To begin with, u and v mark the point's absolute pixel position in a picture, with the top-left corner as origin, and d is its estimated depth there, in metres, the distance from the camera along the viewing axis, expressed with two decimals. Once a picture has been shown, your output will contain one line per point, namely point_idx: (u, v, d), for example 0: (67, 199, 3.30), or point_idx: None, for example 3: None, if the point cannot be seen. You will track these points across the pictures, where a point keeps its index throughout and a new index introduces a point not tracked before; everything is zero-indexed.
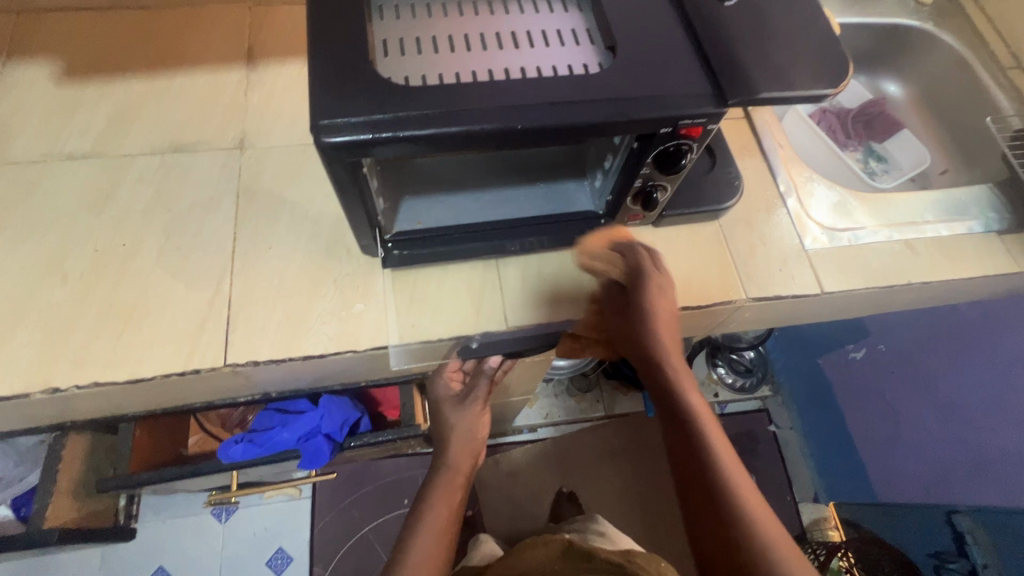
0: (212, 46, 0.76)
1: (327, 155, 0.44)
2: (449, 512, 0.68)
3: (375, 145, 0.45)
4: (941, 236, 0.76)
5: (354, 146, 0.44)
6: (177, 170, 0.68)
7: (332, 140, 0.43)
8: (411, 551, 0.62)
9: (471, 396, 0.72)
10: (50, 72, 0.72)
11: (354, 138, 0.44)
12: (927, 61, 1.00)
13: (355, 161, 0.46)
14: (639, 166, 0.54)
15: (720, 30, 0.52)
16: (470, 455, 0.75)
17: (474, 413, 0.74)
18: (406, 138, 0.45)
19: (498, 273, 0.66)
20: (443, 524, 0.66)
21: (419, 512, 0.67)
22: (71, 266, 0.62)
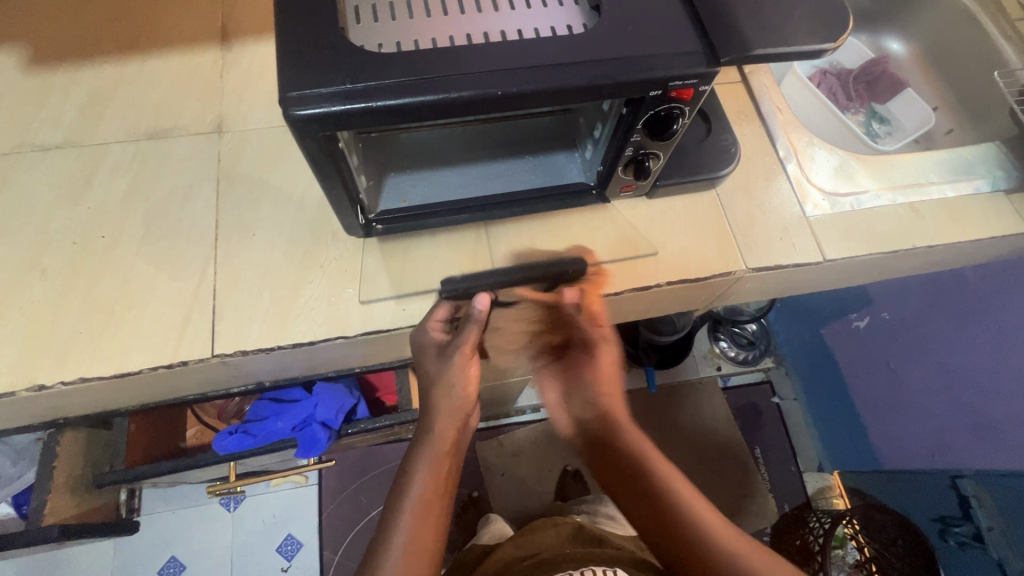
0: (185, 27, 0.73)
1: (299, 130, 0.42)
2: (438, 487, 0.56)
3: (347, 118, 0.43)
4: (947, 198, 0.73)
5: (325, 119, 0.42)
6: (155, 157, 0.66)
7: (302, 113, 0.41)
8: (392, 538, 0.52)
9: (454, 345, 0.58)
10: (17, 60, 0.69)
11: (324, 110, 0.41)
12: (931, 14, 0.96)
13: (329, 136, 0.44)
14: (630, 132, 0.52)
15: None
16: (465, 412, 0.61)
17: (459, 364, 0.58)
18: (380, 109, 0.42)
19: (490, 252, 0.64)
20: (427, 505, 0.54)
21: (400, 487, 0.56)
22: (50, 260, 0.60)
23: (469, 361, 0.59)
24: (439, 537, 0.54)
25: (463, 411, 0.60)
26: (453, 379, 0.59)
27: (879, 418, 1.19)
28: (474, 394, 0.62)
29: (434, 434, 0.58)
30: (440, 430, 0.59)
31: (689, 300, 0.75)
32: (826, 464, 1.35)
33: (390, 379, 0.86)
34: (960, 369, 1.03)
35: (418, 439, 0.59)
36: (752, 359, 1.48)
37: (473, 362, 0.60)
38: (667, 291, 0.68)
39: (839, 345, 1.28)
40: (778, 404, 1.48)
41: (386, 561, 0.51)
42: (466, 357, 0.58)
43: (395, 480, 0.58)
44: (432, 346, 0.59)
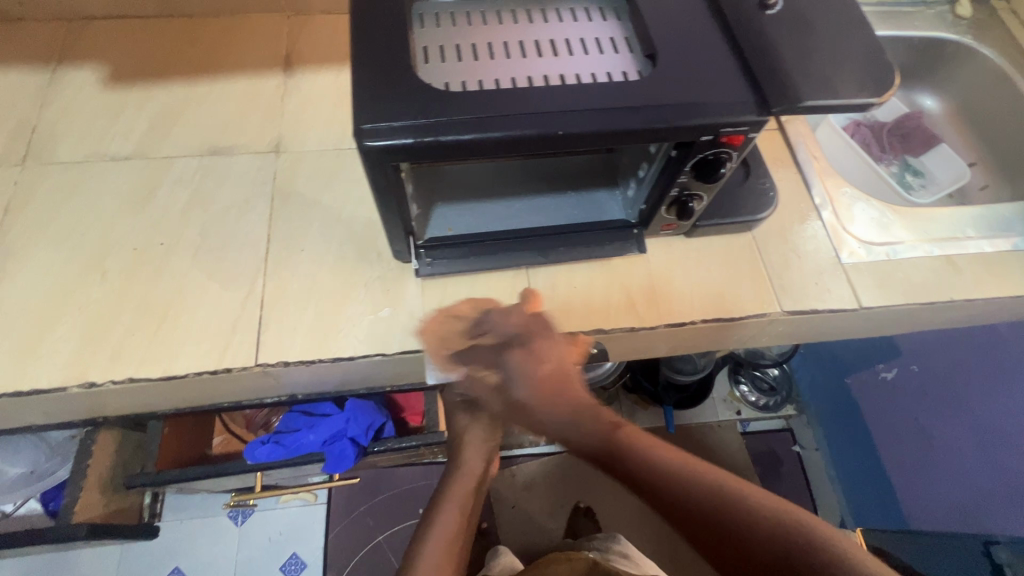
0: (251, 54, 0.78)
1: (369, 160, 0.45)
2: (461, 517, 0.62)
3: (414, 150, 0.45)
4: (984, 253, 0.73)
5: (394, 150, 0.45)
6: (216, 172, 0.69)
7: (374, 143, 0.44)
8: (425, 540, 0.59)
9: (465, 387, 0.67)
10: (96, 78, 0.75)
11: (394, 142, 0.44)
12: (965, 73, 0.98)
13: (395, 166, 0.47)
14: (677, 173, 0.54)
15: (762, 38, 0.51)
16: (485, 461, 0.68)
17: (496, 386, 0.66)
18: (446, 144, 0.45)
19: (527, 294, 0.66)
20: (454, 531, 0.60)
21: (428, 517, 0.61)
22: (111, 264, 0.63)
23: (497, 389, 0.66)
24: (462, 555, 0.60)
25: (482, 455, 0.68)
26: (483, 434, 0.68)
27: (907, 475, 1.16)
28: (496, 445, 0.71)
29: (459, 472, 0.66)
30: (469, 468, 0.67)
31: (721, 340, 0.74)
32: (849, 520, 1.30)
33: (417, 400, 0.86)
34: (997, 430, 1.03)
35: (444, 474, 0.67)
36: (773, 405, 1.46)
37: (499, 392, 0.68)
38: (700, 329, 0.68)
39: (866, 397, 1.26)
40: (799, 452, 1.46)
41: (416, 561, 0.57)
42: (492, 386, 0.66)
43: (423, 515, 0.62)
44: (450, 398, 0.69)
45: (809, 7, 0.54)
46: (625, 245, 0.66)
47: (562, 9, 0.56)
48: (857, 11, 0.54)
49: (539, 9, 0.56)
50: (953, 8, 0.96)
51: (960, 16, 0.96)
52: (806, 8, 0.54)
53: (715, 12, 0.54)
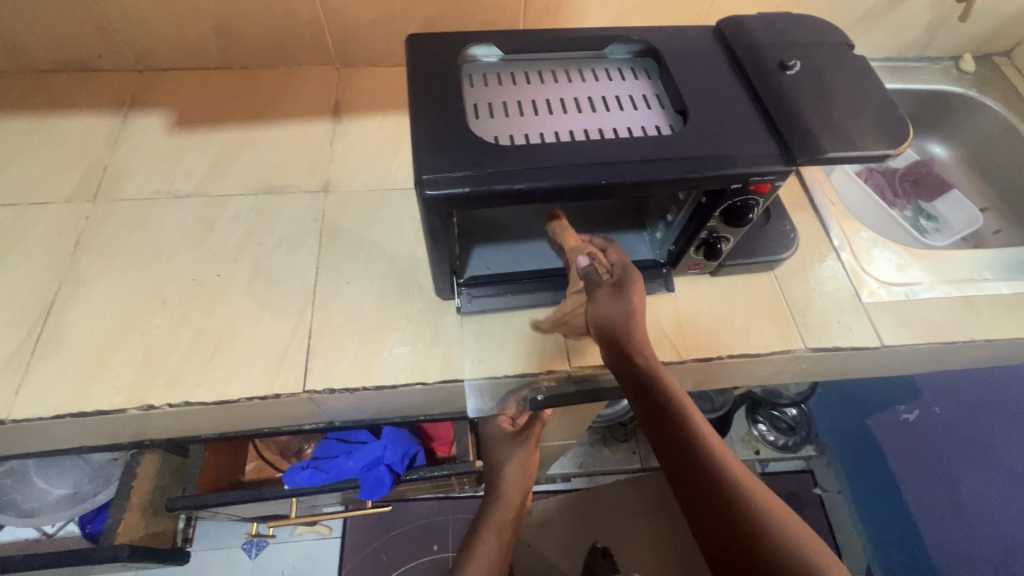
0: (304, 102, 0.85)
1: (428, 207, 0.49)
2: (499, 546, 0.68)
3: (469, 198, 0.49)
4: (1002, 294, 0.75)
5: (451, 198, 0.49)
6: (269, 210, 0.75)
7: (434, 193, 0.48)
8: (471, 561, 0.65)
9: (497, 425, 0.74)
10: (163, 122, 0.81)
11: (453, 191, 0.48)
12: (972, 124, 1.03)
13: (449, 213, 0.51)
14: (707, 218, 0.58)
15: (784, 96, 0.56)
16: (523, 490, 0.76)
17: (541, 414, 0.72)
18: (499, 192, 0.49)
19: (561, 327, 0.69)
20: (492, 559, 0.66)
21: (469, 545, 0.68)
22: (171, 293, 0.67)
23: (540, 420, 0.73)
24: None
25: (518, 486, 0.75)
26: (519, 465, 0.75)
27: (934, 519, 1.14)
28: (528, 482, 0.77)
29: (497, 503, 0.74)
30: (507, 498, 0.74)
31: (746, 376, 0.76)
32: (874, 567, 1.29)
33: (445, 431, 0.88)
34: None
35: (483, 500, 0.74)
36: (793, 446, 1.45)
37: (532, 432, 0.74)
38: (727, 364, 0.70)
39: (887, 438, 1.26)
40: (820, 495, 1.44)
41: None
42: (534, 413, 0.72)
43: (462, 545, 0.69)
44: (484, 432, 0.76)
45: (827, 67, 0.59)
46: (654, 283, 0.69)
47: (597, 69, 0.62)
48: (871, 71, 0.59)
49: (575, 69, 0.62)
50: (956, 63, 1.03)
51: (964, 72, 1.02)
52: (824, 68, 0.59)
53: (739, 74, 0.59)
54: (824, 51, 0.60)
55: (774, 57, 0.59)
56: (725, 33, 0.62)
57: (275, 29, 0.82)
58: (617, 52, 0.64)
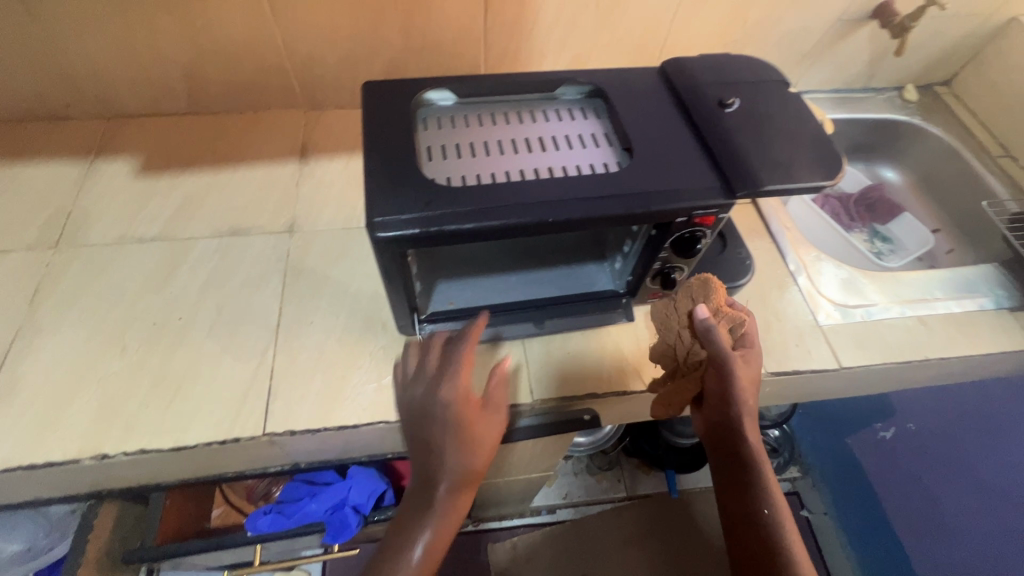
0: (272, 145, 0.87)
1: (380, 248, 0.51)
2: None
3: (420, 238, 0.51)
4: (953, 312, 0.78)
5: (402, 239, 0.50)
6: (233, 251, 0.75)
7: (385, 234, 0.50)
8: None
9: (441, 426, 0.52)
10: (131, 168, 0.82)
11: (403, 232, 0.50)
12: (918, 150, 1.08)
13: (402, 252, 0.52)
14: (658, 250, 0.60)
15: (724, 132, 0.59)
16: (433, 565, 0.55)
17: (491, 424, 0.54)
18: (449, 232, 0.51)
19: (524, 361, 0.69)
20: None
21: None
22: (131, 339, 0.67)
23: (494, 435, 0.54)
24: None
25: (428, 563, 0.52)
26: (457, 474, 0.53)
27: (917, 536, 1.15)
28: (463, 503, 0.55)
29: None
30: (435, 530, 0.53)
31: None
32: None
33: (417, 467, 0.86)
34: (998, 488, 1.05)
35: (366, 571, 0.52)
36: (777, 468, 1.43)
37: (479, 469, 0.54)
38: None
39: (867, 457, 1.27)
40: (808, 518, 1.42)
41: None
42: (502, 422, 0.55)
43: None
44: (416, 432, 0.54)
45: (764, 104, 0.62)
46: (613, 312, 0.69)
47: (547, 111, 0.65)
48: (805, 107, 0.62)
49: (527, 111, 0.65)
50: (900, 93, 1.08)
51: (907, 101, 1.07)
52: (762, 105, 0.62)
53: (682, 113, 0.62)
54: (761, 89, 0.64)
55: (715, 96, 0.63)
56: (668, 75, 0.66)
57: (243, 75, 0.85)
58: (567, 93, 0.67)
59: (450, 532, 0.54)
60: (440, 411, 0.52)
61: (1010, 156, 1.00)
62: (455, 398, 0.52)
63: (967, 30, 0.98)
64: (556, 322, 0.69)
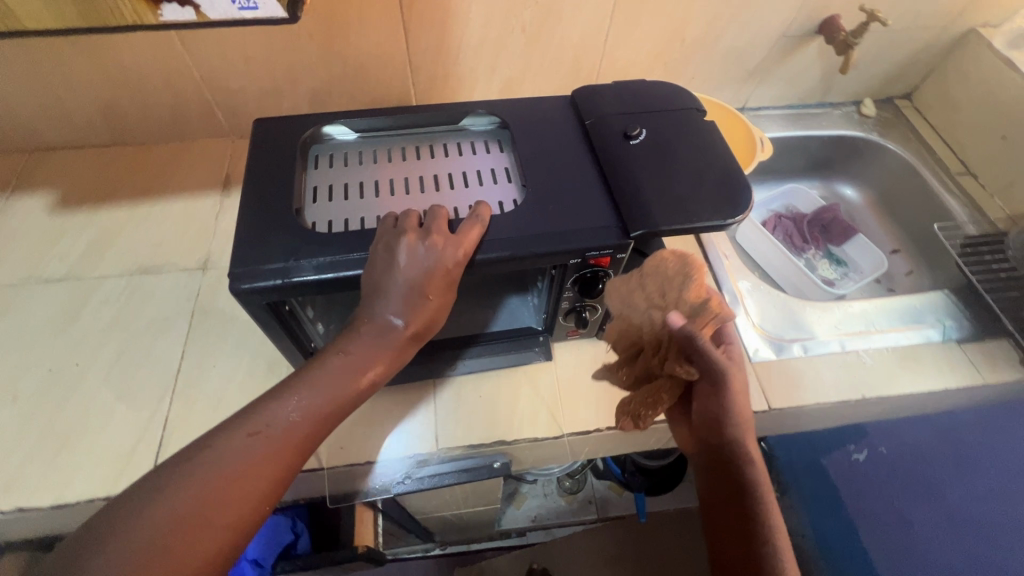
0: (194, 176, 0.85)
1: (243, 298, 0.48)
2: (228, 493, 0.39)
3: (286, 288, 0.48)
4: (895, 346, 0.74)
5: (265, 290, 0.48)
6: (141, 291, 0.73)
7: (246, 286, 0.47)
8: (164, 497, 0.37)
9: (393, 288, 0.47)
10: (47, 203, 0.81)
11: (265, 283, 0.47)
12: (878, 167, 1.04)
13: (271, 302, 0.50)
14: (561, 290, 0.57)
15: (625, 165, 0.56)
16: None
17: (341, 382, 0.45)
18: (316, 282, 0.48)
19: (434, 404, 0.67)
20: (199, 505, 0.37)
21: (178, 471, 0.39)
22: (24, 386, 0.64)
23: (339, 389, 0.45)
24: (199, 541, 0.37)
25: (193, 541, 0.37)
26: (348, 355, 0.46)
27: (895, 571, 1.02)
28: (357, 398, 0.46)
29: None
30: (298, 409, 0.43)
31: (640, 443, 0.73)
32: None
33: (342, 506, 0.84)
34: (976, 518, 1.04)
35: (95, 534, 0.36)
36: None
37: (314, 427, 0.43)
38: (610, 435, 0.67)
39: (842, 482, 1.10)
40: None
41: (144, 521, 0.36)
42: (399, 354, 0.47)
43: (172, 465, 0.39)
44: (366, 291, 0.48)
45: (674, 133, 0.59)
46: (530, 352, 0.67)
47: (450, 144, 0.62)
48: (717, 136, 0.59)
49: (428, 145, 0.62)
50: (858, 108, 1.04)
51: (865, 116, 1.03)
52: (671, 134, 0.59)
53: (588, 145, 0.59)
54: (672, 118, 0.61)
55: (621, 126, 0.60)
56: (578, 104, 0.63)
57: (162, 105, 0.83)
58: (475, 125, 0.64)
59: (263, 481, 0.40)
60: (432, 259, 0.47)
61: (972, 174, 0.95)
62: (462, 258, 0.48)
63: (924, 42, 0.94)
64: (468, 365, 0.66)
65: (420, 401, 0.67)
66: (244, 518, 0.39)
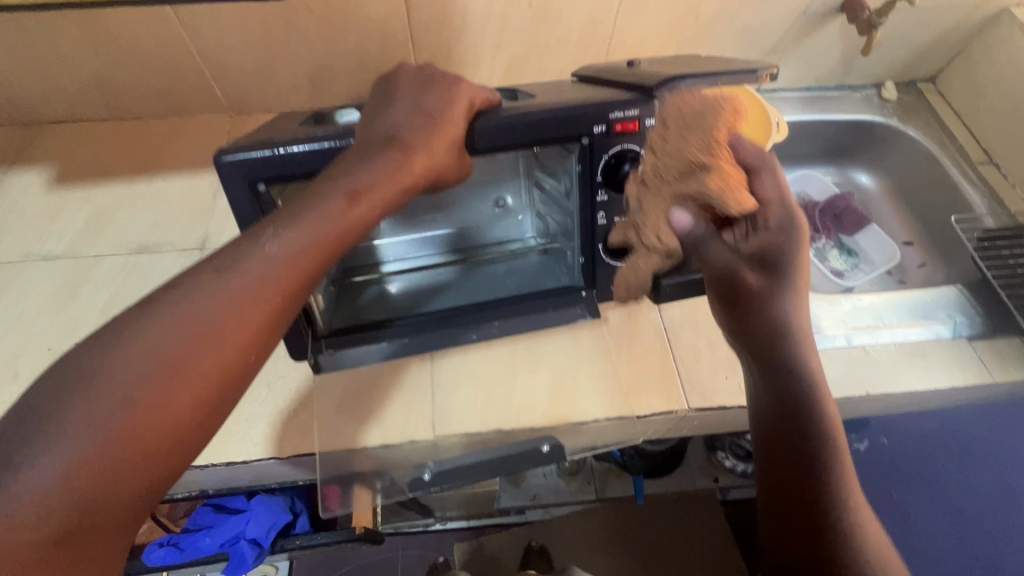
0: (192, 152, 0.83)
1: (226, 172, 0.48)
2: (189, 352, 0.34)
3: (272, 164, 0.48)
4: (902, 341, 0.73)
5: (248, 162, 0.48)
6: (139, 270, 0.72)
7: (231, 157, 0.47)
8: (122, 353, 0.33)
9: (405, 136, 0.48)
10: (44, 178, 0.80)
11: (249, 154, 0.47)
12: (895, 154, 1.00)
13: (258, 186, 0.49)
14: (591, 181, 0.58)
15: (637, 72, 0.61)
16: (147, 446, 0.32)
17: (324, 212, 0.41)
18: (301, 152, 0.48)
19: (431, 366, 0.68)
20: (158, 364, 0.33)
21: (135, 329, 0.34)
22: (23, 365, 0.64)
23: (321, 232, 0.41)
24: (158, 403, 0.33)
25: (154, 404, 0.33)
26: (347, 184, 0.43)
27: None
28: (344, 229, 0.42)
29: (32, 489, 0.29)
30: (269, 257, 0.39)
31: (636, 436, 0.71)
32: None
33: None
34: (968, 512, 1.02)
35: (42, 406, 0.32)
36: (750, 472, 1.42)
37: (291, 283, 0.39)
38: (608, 429, 0.65)
39: None
40: None
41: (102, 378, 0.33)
42: (397, 185, 0.45)
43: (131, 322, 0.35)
44: (374, 137, 0.48)
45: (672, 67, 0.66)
46: (575, 308, 0.68)
47: None
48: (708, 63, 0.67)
49: None
50: (879, 91, 1.00)
51: (886, 100, 0.99)
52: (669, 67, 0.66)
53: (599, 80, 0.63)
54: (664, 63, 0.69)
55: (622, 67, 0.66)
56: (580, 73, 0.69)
57: (157, 78, 0.80)
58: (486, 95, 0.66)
59: (231, 340, 0.36)
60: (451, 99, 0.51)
61: (994, 163, 0.92)
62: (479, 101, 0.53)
63: (952, 22, 0.89)
64: (490, 327, 0.67)
65: (419, 382, 0.67)
66: (225, 371, 0.36)
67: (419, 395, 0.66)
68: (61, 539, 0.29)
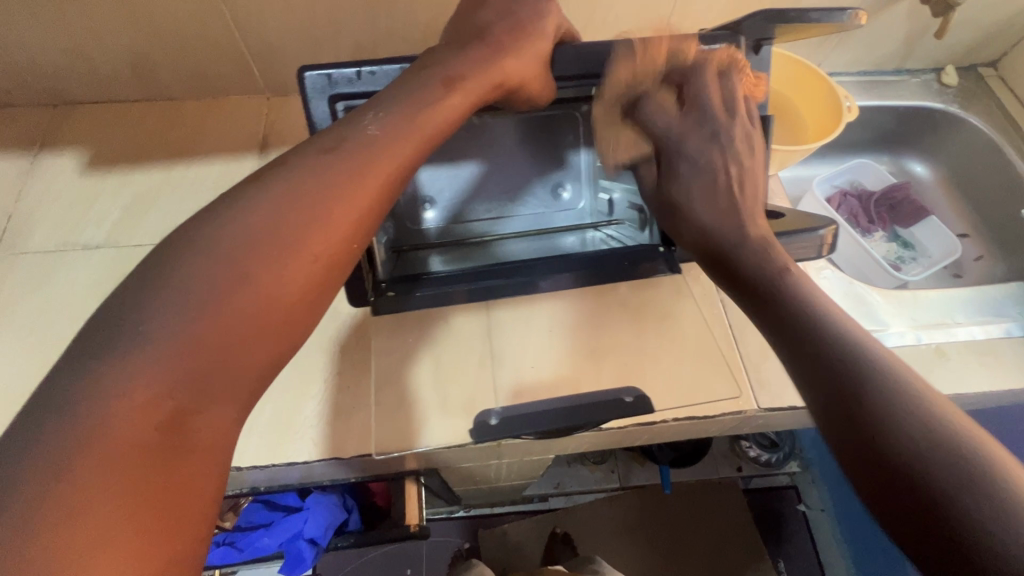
0: (228, 134, 0.79)
1: (309, 90, 0.48)
2: (284, 236, 0.34)
3: (354, 85, 0.48)
4: (975, 339, 0.70)
5: (331, 82, 0.48)
6: None
7: (313, 74, 0.48)
8: (222, 234, 0.33)
9: (495, 32, 0.48)
10: (77, 162, 0.76)
11: (332, 73, 0.48)
12: (953, 141, 0.96)
13: (337, 106, 0.49)
14: None
15: None
16: (242, 335, 0.32)
17: (420, 113, 0.41)
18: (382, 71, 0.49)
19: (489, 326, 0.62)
20: (250, 246, 0.33)
21: (234, 211, 0.34)
22: None
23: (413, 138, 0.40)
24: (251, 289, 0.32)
25: (252, 291, 0.32)
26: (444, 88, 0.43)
27: None
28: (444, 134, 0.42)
29: (141, 368, 0.29)
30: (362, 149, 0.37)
31: (699, 432, 0.67)
32: None
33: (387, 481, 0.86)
34: None
35: (131, 308, 0.30)
36: (777, 462, 1.41)
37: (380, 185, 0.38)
38: (675, 427, 0.60)
39: None
40: (803, 512, 1.41)
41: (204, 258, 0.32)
42: (490, 81, 0.45)
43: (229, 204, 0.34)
44: (465, 34, 0.48)
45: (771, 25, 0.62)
46: (653, 264, 0.63)
47: None
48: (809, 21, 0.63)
49: None
50: (938, 76, 0.96)
51: (946, 85, 0.95)
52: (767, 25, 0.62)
53: None
54: None
55: None
56: None
57: (192, 56, 0.76)
58: None
59: (325, 238, 0.35)
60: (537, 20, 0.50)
61: None
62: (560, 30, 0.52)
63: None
64: (556, 280, 0.62)
65: (475, 363, 0.60)
66: (319, 269, 0.35)
67: (471, 343, 0.61)
68: (171, 417, 0.30)
